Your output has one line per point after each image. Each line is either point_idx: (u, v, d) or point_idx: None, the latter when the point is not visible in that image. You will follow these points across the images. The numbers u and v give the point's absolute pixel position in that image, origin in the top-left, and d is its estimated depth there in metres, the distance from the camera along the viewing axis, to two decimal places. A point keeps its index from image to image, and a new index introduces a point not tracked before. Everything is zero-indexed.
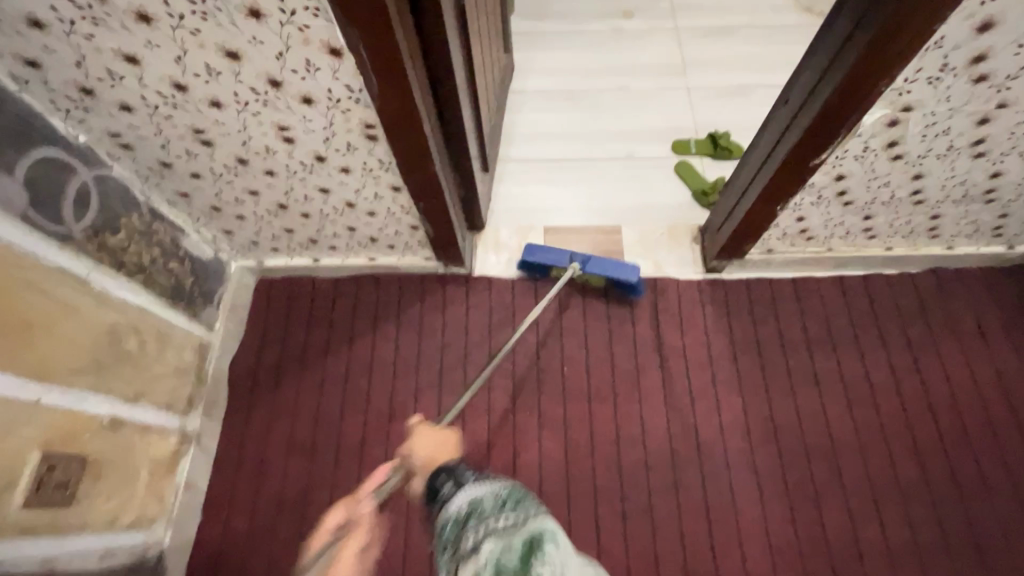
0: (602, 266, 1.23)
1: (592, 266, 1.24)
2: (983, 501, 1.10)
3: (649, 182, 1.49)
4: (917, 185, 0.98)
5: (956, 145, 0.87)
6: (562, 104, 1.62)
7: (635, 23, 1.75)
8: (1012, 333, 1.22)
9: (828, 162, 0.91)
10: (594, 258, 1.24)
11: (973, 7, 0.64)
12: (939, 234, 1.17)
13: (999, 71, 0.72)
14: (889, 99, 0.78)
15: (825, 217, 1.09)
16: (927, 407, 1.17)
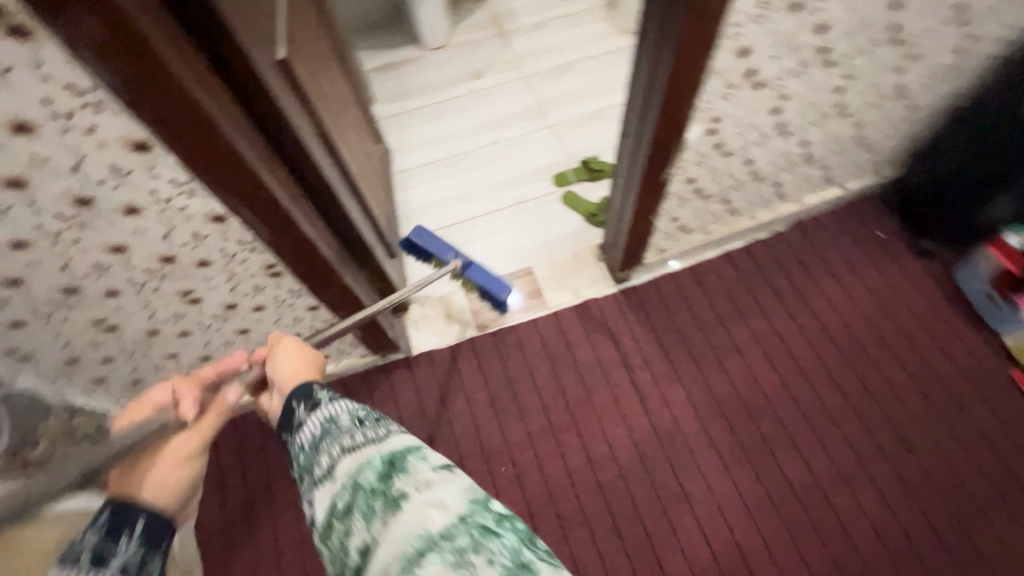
0: (479, 277, 1.30)
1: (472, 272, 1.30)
2: (896, 400, 1.28)
3: (543, 218, 1.61)
4: (752, 167, 1.16)
5: (766, 132, 1.05)
6: (443, 169, 1.73)
7: (486, 81, 1.91)
8: (869, 254, 1.44)
9: (676, 171, 1.06)
10: (474, 269, 1.29)
11: (730, 39, 0.80)
12: (786, 195, 1.36)
13: (770, 77, 0.90)
14: (701, 116, 0.93)
15: (694, 210, 1.25)
16: (829, 339, 1.35)
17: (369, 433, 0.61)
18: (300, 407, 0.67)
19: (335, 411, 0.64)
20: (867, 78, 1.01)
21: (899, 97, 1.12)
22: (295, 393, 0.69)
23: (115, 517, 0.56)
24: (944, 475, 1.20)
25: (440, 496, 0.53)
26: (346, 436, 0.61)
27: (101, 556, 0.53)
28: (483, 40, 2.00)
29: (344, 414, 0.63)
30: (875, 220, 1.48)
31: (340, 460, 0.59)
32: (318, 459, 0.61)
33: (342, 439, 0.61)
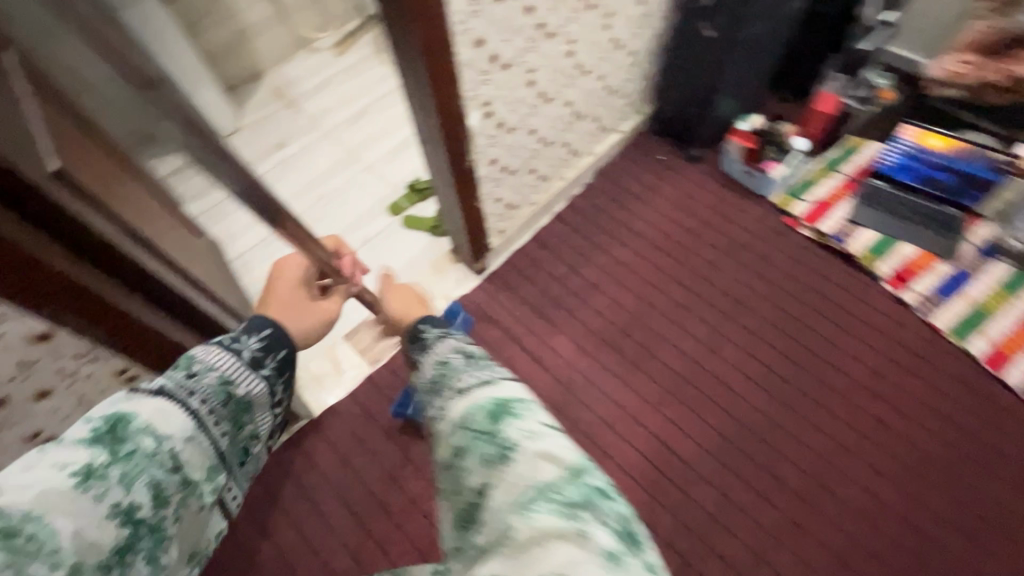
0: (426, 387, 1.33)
1: None
2: (720, 271, 1.54)
3: (392, 247, 1.71)
4: (537, 134, 1.36)
5: (532, 102, 1.25)
6: (281, 240, 1.76)
7: (291, 150, 1.99)
8: (658, 173, 1.74)
9: (477, 156, 1.22)
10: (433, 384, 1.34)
11: (463, 34, 0.96)
12: (579, 151, 1.61)
13: (510, 57, 1.09)
14: (472, 104, 1.10)
15: (510, 186, 1.42)
16: (657, 249, 1.59)
17: (476, 368, 0.54)
18: (409, 349, 0.64)
19: (449, 347, 0.60)
20: (585, 38, 1.26)
21: (619, 47, 1.40)
22: (409, 331, 0.66)
23: (267, 335, 0.61)
24: (775, 313, 1.46)
25: (542, 433, 0.45)
26: (457, 360, 0.57)
27: (252, 357, 0.59)
28: (274, 115, 2.09)
29: (448, 352, 0.58)
30: (653, 147, 1.80)
31: (448, 376, 0.54)
32: (430, 370, 0.57)
33: (451, 363, 0.56)
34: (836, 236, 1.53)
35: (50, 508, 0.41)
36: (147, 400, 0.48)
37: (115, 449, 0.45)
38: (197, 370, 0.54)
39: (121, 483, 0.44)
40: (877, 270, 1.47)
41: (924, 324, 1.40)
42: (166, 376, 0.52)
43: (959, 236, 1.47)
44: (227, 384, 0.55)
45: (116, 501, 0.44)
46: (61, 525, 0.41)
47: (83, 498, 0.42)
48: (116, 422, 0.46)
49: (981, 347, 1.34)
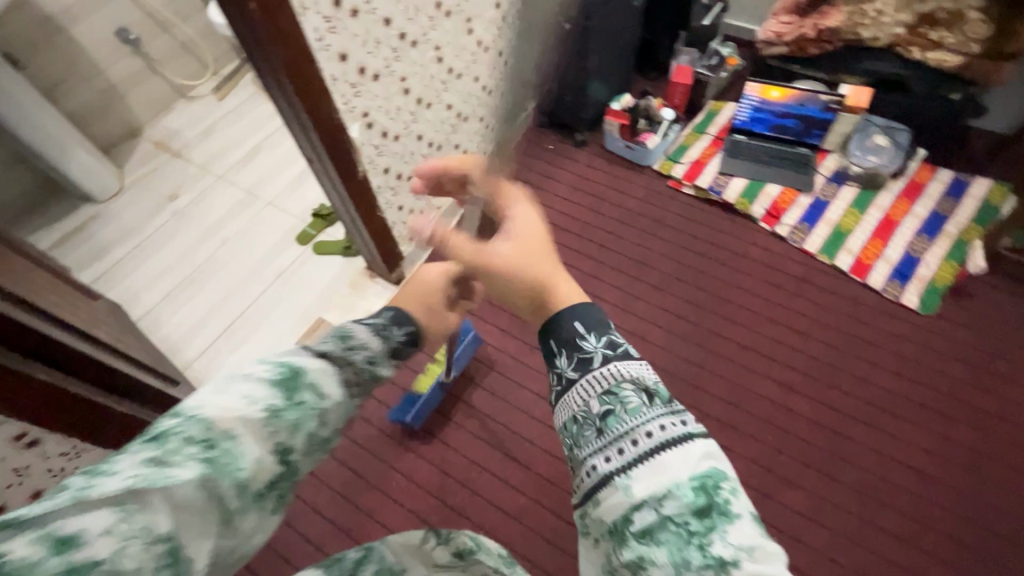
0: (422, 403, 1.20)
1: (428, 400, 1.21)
2: (621, 238, 1.67)
3: (308, 275, 1.70)
4: (425, 139, 1.43)
5: (412, 109, 1.32)
6: (189, 289, 1.71)
7: (185, 198, 1.95)
8: (551, 161, 1.86)
9: (367, 166, 1.26)
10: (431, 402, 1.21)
11: (325, 51, 1.01)
12: (472, 151, 1.69)
13: (379, 68, 1.15)
14: (351, 116, 1.15)
15: (411, 193, 1.48)
16: (561, 229, 1.70)
17: (666, 423, 0.45)
18: (559, 351, 0.54)
19: (619, 372, 0.50)
20: (451, 44, 1.35)
21: (487, 49, 1.50)
22: (558, 323, 0.55)
23: (411, 330, 0.59)
24: (674, 266, 1.60)
25: (749, 546, 0.40)
26: (628, 395, 0.48)
27: (395, 347, 0.57)
28: (161, 167, 2.04)
29: (623, 384, 0.49)
30: (542, 139, 1.92)
31: (624, 426, 0.46)
32: (592, 402, 0.49)
33: (624, 406, 0.47)
34: (712, 189, 1.69)
35: (244, 431, 0.39)
36: (315, 360, 0.46)
37: (302, 392, 0.43)
38: (350, 345, 0.51)
39: (297, 428, 0.42)
40: (752, 213, 1.64)
41: (798, 250, 1.58)
42: (323, 344, 0.49)
43: (812, 170, 1.67)
44: (373, 366, 0.52)
45: (288, 442, 0.41)
46: (248, 452, 0.39)
47: (269, 431, 0.40)
48: (301, 371, 0.44)
49: (846, 261, 1.53)
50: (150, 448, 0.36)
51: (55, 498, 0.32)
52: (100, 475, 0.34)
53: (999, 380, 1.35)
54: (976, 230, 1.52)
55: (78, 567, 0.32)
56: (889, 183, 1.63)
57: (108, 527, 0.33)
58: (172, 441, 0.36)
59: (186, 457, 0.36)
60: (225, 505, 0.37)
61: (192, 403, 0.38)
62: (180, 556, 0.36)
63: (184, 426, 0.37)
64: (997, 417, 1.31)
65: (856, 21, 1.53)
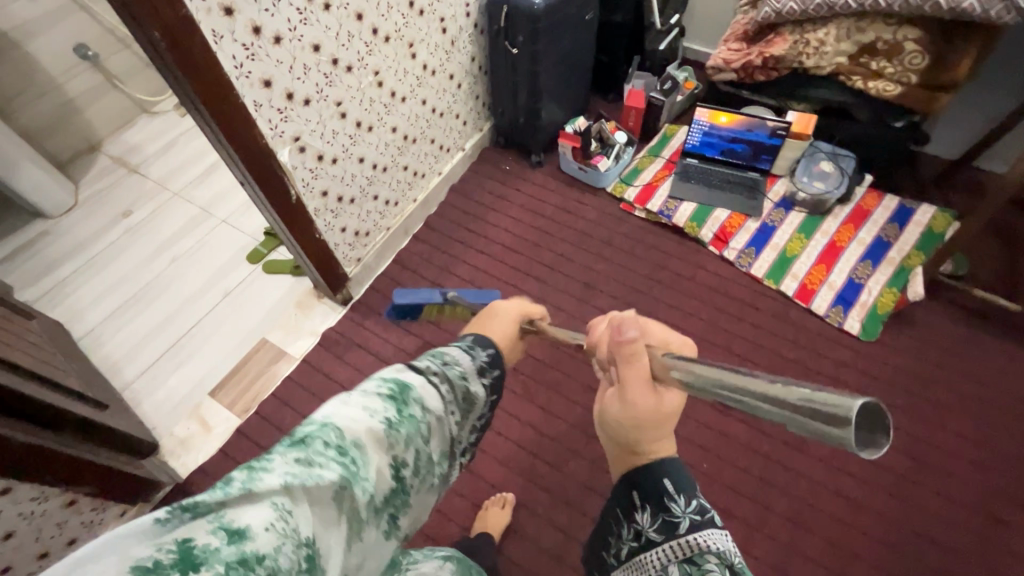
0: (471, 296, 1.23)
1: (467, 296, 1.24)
2: (571, 261, 1.66)
3: (256, 294, 1.69)
4: (367, 162, 1.43)
5: (350, 133, 1.32)
6: (135, 307, 1.70)
7: (139, 214, 1.94)
8: (506, 182, 1.86)
9: (302, 190, 1.26)
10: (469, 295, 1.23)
11: (245, 78, 1.01)
12: (423, 172, 1.69)
13: (309, 93, 1.16)
14: (280, 142, 1.14)
15: (354, 214, 1.47)
16: (512, 251, 1.70)
17: None
18: (643, 504, 0.60)
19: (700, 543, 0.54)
20: (391, 68, 1.35)
21: (433, 74, 1.51)
22: (651, 478, 0.60)
23: (492, 353, 0.67)
24: (620, 289, 1.60)
25: None
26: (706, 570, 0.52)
27: (480, 365, 0.64)
28: (117, 182, 2.03)
29: (703, 556, 0.53)
30: (499, 159, 1.92)
31: None
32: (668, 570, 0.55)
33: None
34: (663, 213, 1.69)
35: (367, 441, 0.48)
36: (416, 377, 0.56)
37: (402, 409, 0.52)
38: (447, 361, 0.61)
39: (402, 441, 0.51)
40: (701, 237, 1.64)
41: (744, 274, 1.59)
42: (427, 361, 0.59)
43: (760, 196, 1.68)
44: (466, 379, 0.61)
45: (396, 454, 0.51)
46: (371, 458, 0.48)
47: (383, 442, 0.49)
48: (400, 389, 0.53)
49: (790, 286, 1.54)
50: (297, 453, 0.42)
51: (224, 489, 0.37)
52: (256, 472, 0.39)
53: (935, 407, 1.34)
54: (918, 257, 1.52)
55: (248, 557, 0.36)
56: (836, 209, 1.64)
57: (267, 524, 0.38)
58: (315, 445, 0.44)
59: (326, 457, 0.44)
60: (353, 509, 0.46)
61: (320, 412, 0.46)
62: (314, 560, 0.41)
63: (324, 432, 0.45)
64: (933, 444, 1.29)
65: (800, 49, 1.54)
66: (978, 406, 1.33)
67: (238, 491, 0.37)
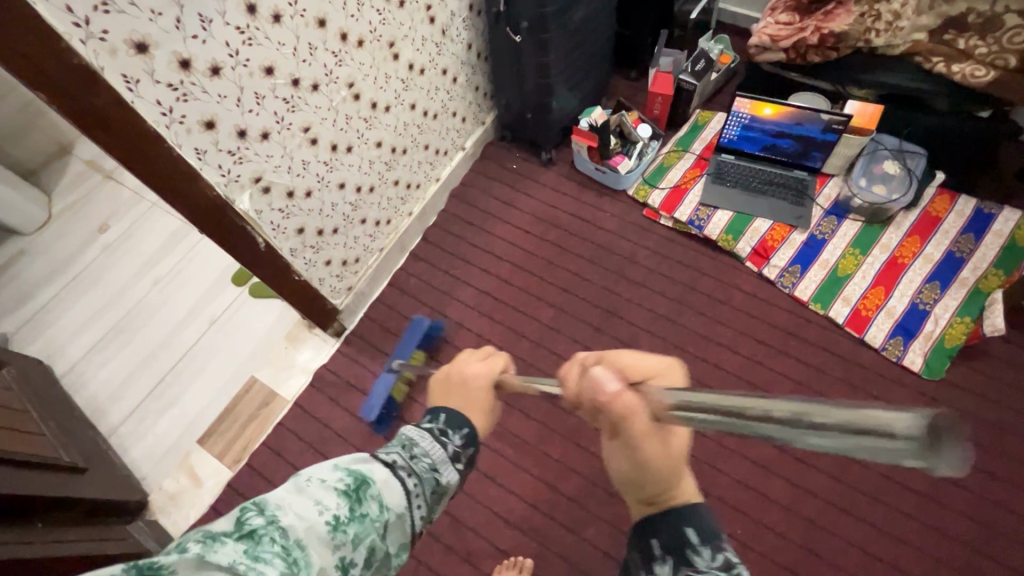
0: (403, 349, 1.37)
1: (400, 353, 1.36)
2: (587, 282, 1.47)
3: (243, 323, 1.55)
4: (349, 185, 1.23)
5: (325, 159, 1.12)
6: (117, 338, 1.58)
7: (116, 228, 1.78)
8: (514, 184, 1.64)
9: (272, 234, 1.08)
10: (397, 352, 1.36)
11: (179, 124, 0.81)
12: (418, 183, 1.49)
13: (268, 126, 0.95)
14: (238, 188, 0.96)
15: (340, 244, 1.30)
16: (521, 269, 1.51)
17: None
18: (663, 556, 0.54)
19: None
20: (369, 75, 1.13)
21: (422, 72, 1.28)
22: (662, 528, 0.55)
23: (466, 433, 0.65)
24: (644, 316, 1.41)
25: None
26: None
27: (453, 451, 0.63)
28: (91, 190, 1.86)
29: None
30: (505, 155, 1.69)
31: None
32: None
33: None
34: (693, 223, 1.47)
35: (311, 542, 0.46)
36: (380, 471, 0.55)
37: (354, 507, 0.51)
38: (414, 452, 0.60)
39: (350, 542, 0.50)
40: (738, 252, 1.43)
41: (787, 297, 1.38)
42: (394, 454, 0.58)
43: (808, 200, 1.44)
44: (434, 471, 0.60)
45: (345, 554, 0.49)
46: (313, 559, 0.46)
47: (330, 542, 0.48)
48: (360, 484, 0.52)
49: (842, 312, 1.33)
50: (244, 540, 0.43)
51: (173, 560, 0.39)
52: (208, 547, 0.41)
53: (1009, 461, 1.17)
54: (996, 278, 1.29)
55: None
56: (899, 216, 1.40)
57: None
58: (259, 538, 0.44)
59: (271, 554, 0.43)
60: None
61: (271, 506, 0.46)
62: None
63: (267, 528, 0.45)
64: (1003, 506, 1.14)
65: (866, 25, 1.29)
66: None
67: (198, 560, 0.40)
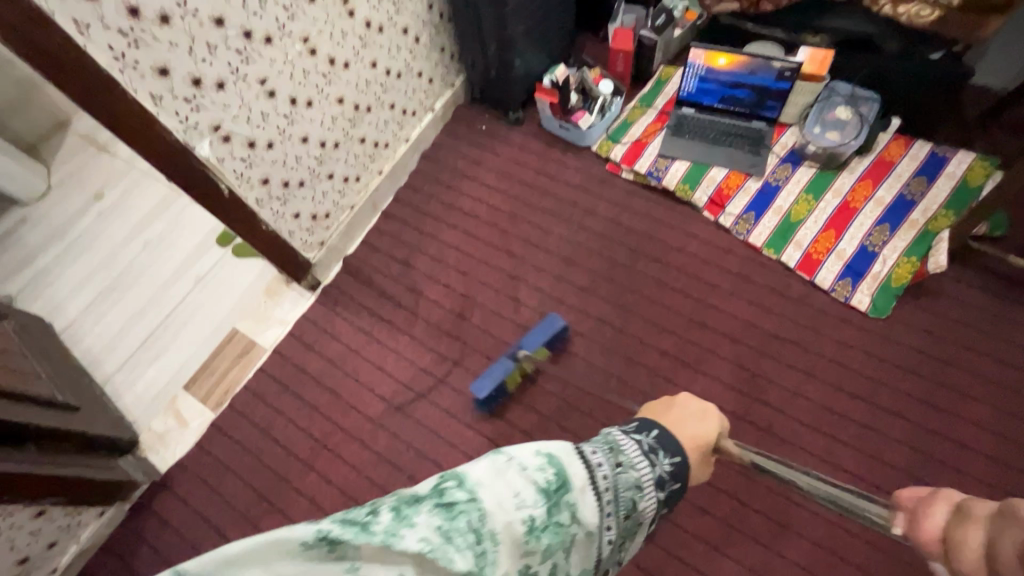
0: (534, 339, 1.32)
1: (530, 343, 1.32)
2: (550, 234, 1.52)
3: (228, 279, 1.64)
4: (313, 140, 1.30)
5: (284, 111, 1.19)
6: (112, 296, 1.68)
7: (110, 195, 1.88)
8: (483, 145, 1.69)
9: (235, 182, 1.16)
10: (526, 339, 1.32)
11: (132, 70, 0.89)
12: (386, 141, 1.55)
13: (223, 75, 1.02)
14: (197, 134, 1.03)
15: (308, 197, 1.37)
16: (487, 225, 1.57)
17: None
18: None
19: None
20: (325, 30, 1.18)
21: (381, 30, 1.33)
22: None
23: (678, 461, 0.65)
24: (602, 265, 1.46)
25: None
26: None
27: (661, 474, 0.64)
28: (88, 160, 1.96)
29: None
30: (476, 117, 1.74)
31: None
32: None
33: None
34: (652, 174, 1.51)
35: (504, 538, 0.50)
36: (581, 473, 0.58)
37: (550, 513, 0.54)
38: (624, 459, 0.62)
39: (539, 551, 0.53)
40: (693, 201, 1.47)
41: (741, 243, 1.42)
42: (604, 459, 0.61)
43: (765, 149, 1.47)
44: (640, 488, 0.62)
45: (530, 560, 0.52)
46: (501, 559, 0.49)
47: (518, 543, 0.51)
48: (558, 486, 0.56)
49: (793, 256, 1.37)
50: (446, 519, 0.47)
51: (374, 528, 0.44)
52: (401, 523, 0.45)
53: (950, 393, 1.21)
54: (945, 218, 1.32)
55: None
56: (854, 162, 1.42)
57: None
58: (459, 519, 0.48)
59: (463, 543, 0.47)
60: None
61: (474, 484, 0.51)
62: None
63: (467, 507, 0.49)
64: (941, 435, 1.18)
65: None
66: (994, 391, 1.20)
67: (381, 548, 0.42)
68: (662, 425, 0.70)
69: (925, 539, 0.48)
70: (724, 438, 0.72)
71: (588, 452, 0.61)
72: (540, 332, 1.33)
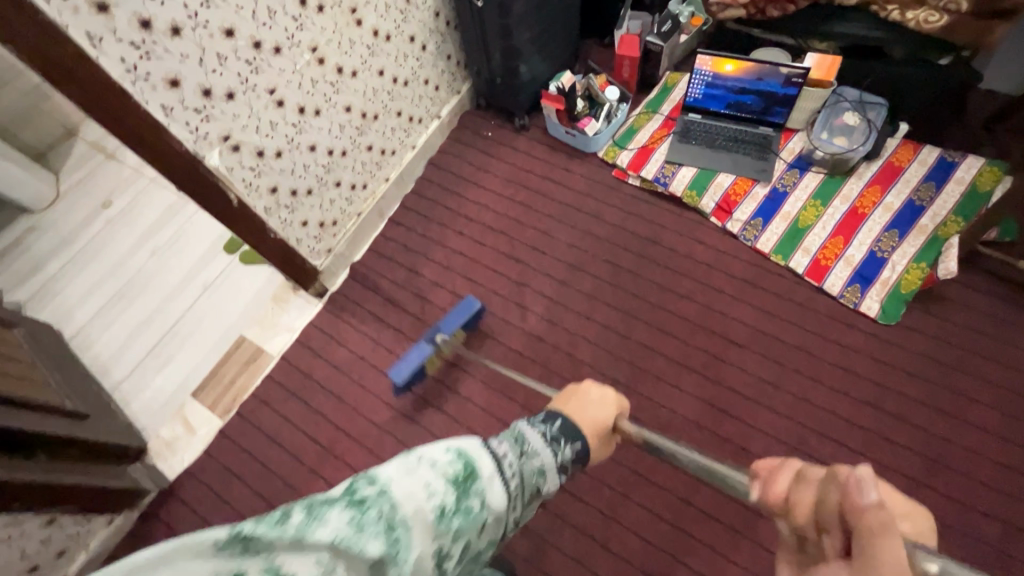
0: (451, 322, 1.36)
1: (447, 325, 1.36)
2: (556, 239, 1.52)
3: (234, 287, 1.64)
4: (320, 148, 1.30)
5: (292, 120, 1.19)
6: (120, 303, 1.69)
7: (118, 203, 1.89)
8: (488, 151, 1.69)
9: (244, 191, 1.16)
10: (442, 322, 1.36)
11: (144, 81, 0.89)
12: (393, 148, 1.55)
13: (232, 86, 1.03)
14: (206, 144, 1.04)
15: (315, 205, 1.37)
16: (493, 230, 1.57)
17: None
18: None
19: None
20: (333, 40, 1.19)
21: (388, 38, 1.33)
22: None
23: (577, 446, 0.74)
24: (609, 271, 1.45)
25: None
26: None
27: (562, 461, 0.72)
28: (95, 168, 1.97)
29: None
30: (481, 123, 1.74)
31: None
32: None
33: None
34: (658, 180, 1.51)
35: (416, 523, 0.51)
36: (488, 466, 0.61)
37: (460, 499, 0.57)
38: (529, 451, 0.69)
39: (450, 533, 0.55)
40: (700, 206, 1.47)
41: (748, 249, 1.41)
42: (507, 449, 0.66)
43: (772, 155, 1.47)
44: (543, 473, 0.69)
45: (442, 543, 0.54)
46: (415, 540, 0.50)
47: (430, 527, 0.53)
48: (466, 475, 0.59)
49: (801, 262, 1.36)
50: (356, 510, 0.48)
51: (279, 530, 0.43)
52: (313, 519, 0.45)
53: (962, 399, 1.19)
54: (955, 224, 1.31)
55: None
56: (861, 168, 1.42)
57: None
58: (369, 511, 0.48)
59: (375, 530, 0.48)
60: None
61: (385, 479, 0.52)
62: None
63: (378, 501, 0.50)
64: (952, 442, 1.17)
65: None
66: (1007, 397, 1.18)
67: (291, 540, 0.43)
68: (566, 415, 0.78)
69: (772, 499, 0.55)
70: (621, 419, 0.81)
71: (492, 447, 0.65)
72: (456, 313, 1.38)
